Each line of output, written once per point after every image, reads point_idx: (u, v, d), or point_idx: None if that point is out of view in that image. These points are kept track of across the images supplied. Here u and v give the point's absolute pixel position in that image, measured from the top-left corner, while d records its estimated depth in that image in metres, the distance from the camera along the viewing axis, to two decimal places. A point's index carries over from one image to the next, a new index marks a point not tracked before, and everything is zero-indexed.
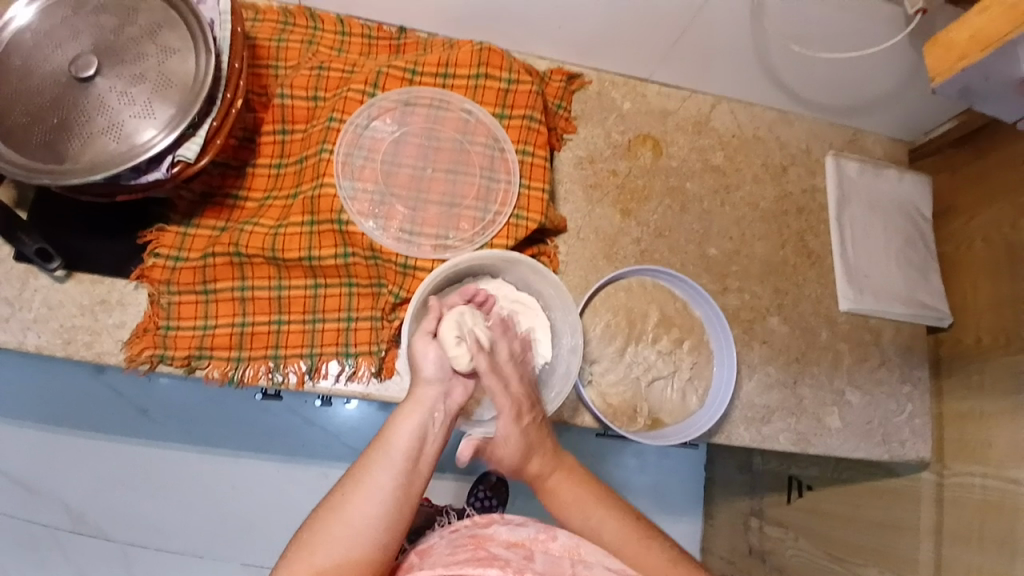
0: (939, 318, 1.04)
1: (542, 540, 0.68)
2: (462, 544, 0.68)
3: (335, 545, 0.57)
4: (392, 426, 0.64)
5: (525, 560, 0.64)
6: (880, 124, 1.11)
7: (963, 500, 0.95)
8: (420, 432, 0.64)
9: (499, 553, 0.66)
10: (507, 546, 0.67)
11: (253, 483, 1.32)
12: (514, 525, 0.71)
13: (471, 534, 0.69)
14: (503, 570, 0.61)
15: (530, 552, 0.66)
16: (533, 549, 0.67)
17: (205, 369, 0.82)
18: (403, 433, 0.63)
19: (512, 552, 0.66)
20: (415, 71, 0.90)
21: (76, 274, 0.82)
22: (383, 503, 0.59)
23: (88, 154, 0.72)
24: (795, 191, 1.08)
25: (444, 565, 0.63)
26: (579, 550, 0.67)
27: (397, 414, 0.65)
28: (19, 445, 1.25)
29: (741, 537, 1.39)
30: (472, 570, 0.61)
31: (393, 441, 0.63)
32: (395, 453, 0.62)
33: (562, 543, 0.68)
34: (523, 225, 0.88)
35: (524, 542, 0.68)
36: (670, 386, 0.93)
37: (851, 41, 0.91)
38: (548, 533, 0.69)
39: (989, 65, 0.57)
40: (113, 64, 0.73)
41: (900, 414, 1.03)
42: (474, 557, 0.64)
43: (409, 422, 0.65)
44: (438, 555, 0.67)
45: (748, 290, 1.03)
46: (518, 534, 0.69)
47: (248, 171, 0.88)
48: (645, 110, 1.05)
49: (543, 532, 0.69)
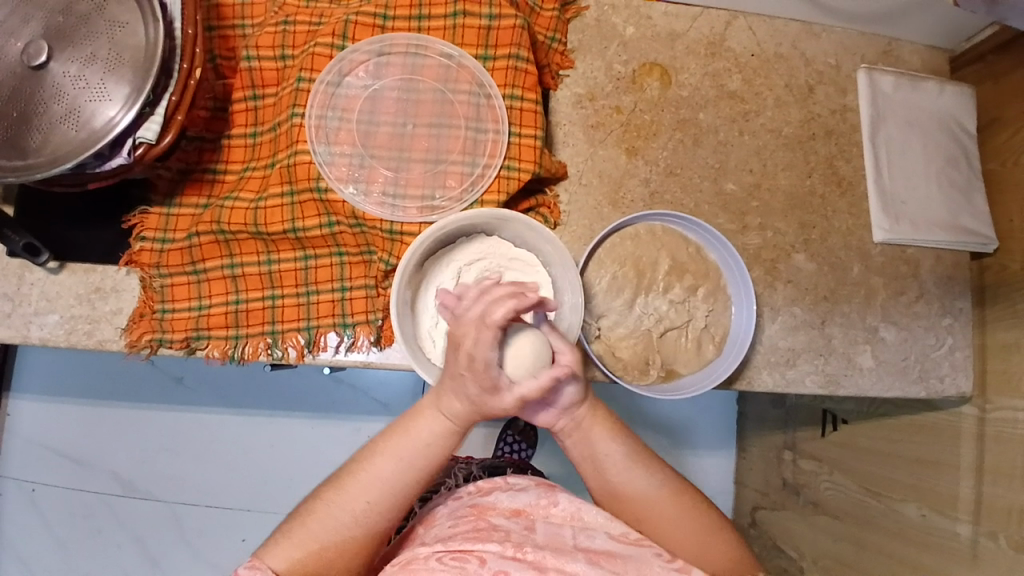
0: (983, 242, 0.95)
1: (544, 506, 0.70)
2: (463, 515, 0.69)
3: (329, 533, 0.62)
4: (412, 424, 0.65)
5: (526, 532, 0.66)
6: (919, 31, 0.98)
7: (1005, 437, 0.89)
8: (434, 438, 0.65)
9: (500, 523, 0.67)
10: (508, 515, 0.69)
11: (288, 440, 1.36)
12: (514, 491, 0.72)
13: (472, 505, 0.70)
14: (503, 544, 0.62)
15: (532, 521, 0.68)
16: (534, 517, 0.69)
17: (205, 350, 0.81)
18: (421, 435, 0.65)
19: (513, 522, 0.67)
20: (387, 15, 0.83)
21: (69, 265, 0.81)
22: (385, 502, 0.64)
23: (51, 144, 0.69)
24: (822, 112, 0.97)
25: (443, 541, 0.64)
26: (580, 514, 0.69)
27: (420, 410, 0.66)
28: (67, 423, 1.32)
29: (774, 472, 1.38)
30: (471, 546, 0.61)
31: (410, 438, 0.65)
32: (405, 454, 0.64)
33: (562, 507, 0.70)
34: (515, 177, 0.82)
35: (525, 510, 0.70)
36: (684, 335, 0.88)
37: None
38: (550, 498, 0.71)
39: None
40: (63, 46, 0.69)
41: (939, 348, 0.96)
42: (474, 528, 0.65)
43: (429, 423, 0.65)
44: (440, 527, 0.68)
45: (771, 227, 0.95)
46: (520, 501, 0.71)
47: (224, 143, 0.84)
48: (650, 34, 0.95)
49: (544, 497, 0.71)
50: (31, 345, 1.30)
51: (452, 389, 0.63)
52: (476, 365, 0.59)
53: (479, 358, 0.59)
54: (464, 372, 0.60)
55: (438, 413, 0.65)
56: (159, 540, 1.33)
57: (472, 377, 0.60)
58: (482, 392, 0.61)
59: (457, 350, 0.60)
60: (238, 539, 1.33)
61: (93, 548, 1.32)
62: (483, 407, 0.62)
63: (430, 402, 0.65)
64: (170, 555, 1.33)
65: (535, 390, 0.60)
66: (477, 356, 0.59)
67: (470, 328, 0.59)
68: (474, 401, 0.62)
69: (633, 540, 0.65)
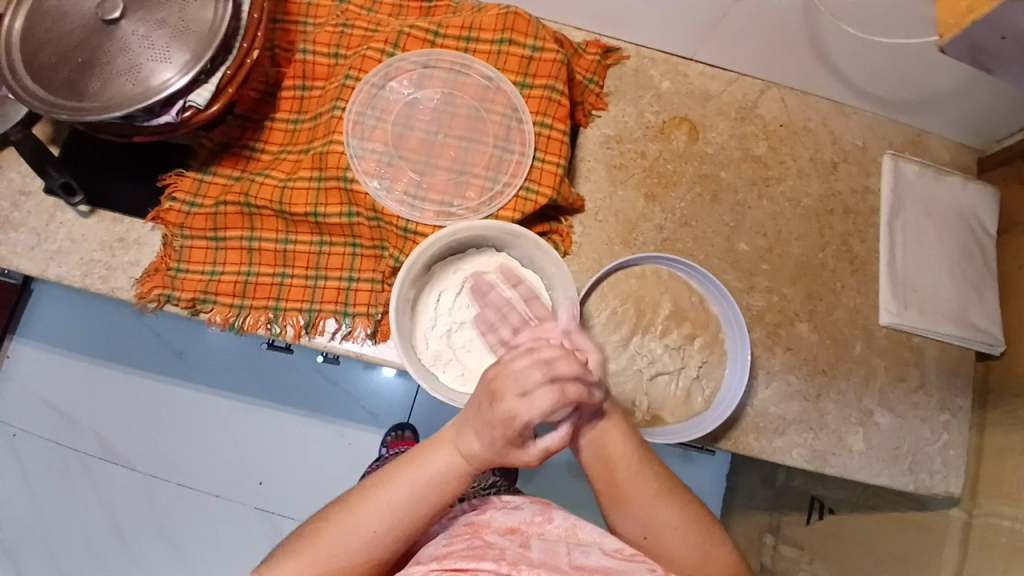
0: (990, 344, 0.95)
1: (537, 523, 0.69)
2: (459, 533, 0.67)
3: (338, 558, 0.61)
4: (428, 454, 0.64)
5: (520, 549, 0.64)
6: (950, 125, 1.01)
7: (989, 543, 0.86)
8: (453, 473, 0.64)
9: (495, 541, 0.65)
10: (503, 532, 0.67)
11: (275, 433, 1.36)
12: (510, 509, 0.71)
13: (468, 521, 0.69)
14: (499, 562, 0.60)
15: (527, 538, 0.67)
16: (529, 534, 0.68)
17: (209, 313, 0.84)
18: (438, 468, 0.64)
19: (508, 539, 0.66)
20: (438, 32, 0.87)
21: (98, 212, 0.86)
22: (395, 531, 0.62)
23: (108, 93, 0.74)
24: (843, 190, 0.99)
25: (438, 558, 0.62)
26: (575, 531, 0.68)
27: (437, 442, 0.65)
28: (67, 376, 1.35)
29: (755, 556, 1.35)
30: (466, 564, 0.59)
31: (428, 470, 0.64)
32: (419, 487, 0.63)
33: (558, 524, 0.69)
34: (532, 199, 0.84)
35: (519, 527, 0.68)
36: (674, 382, 0.88)
37: (891, 23, 0.82)
38: (545, 515, 0.70)
39: (1005, 23, 0.47)
40: (138, 8, 0.75)
41: (933, 443, 0.95)
42: (470, 546, 0.63)
43: (446, 457, 0.64)
44: (433, 547, 0.66)
45: (777, 292, 0.95)
46: (515, 519, 0.69)
47: (266, 125, 0.89)
48: (685, 90, 0.99)
49: (539, 515, 0.71)
50: (51, 290, 1.36)
51: (475, 432, 0.62)
52: (510, 424, 0.59)
53: (518, 420, 0.59)
54: (495, 426, 0.60)
55: (457, 449, 0.64)
56: (128, 510, 1.33)
57: (503, 433, 0.60)
58: (511, 443, 0.61)
59: (496, 403, 0.59)
60: (220, 534, 1.32)
61: (64, 506, 1.33)
62: (503, 455, 0.62)
63: (449, 436, 0.65)
64: (139, 529, 1.32)
65: (559, 443, 0.63)
66: (516, 415, 0.58)
67: (515, 387, 0.59)
68: (496, 451, 0.62)
69: (628, 556, 0.64)
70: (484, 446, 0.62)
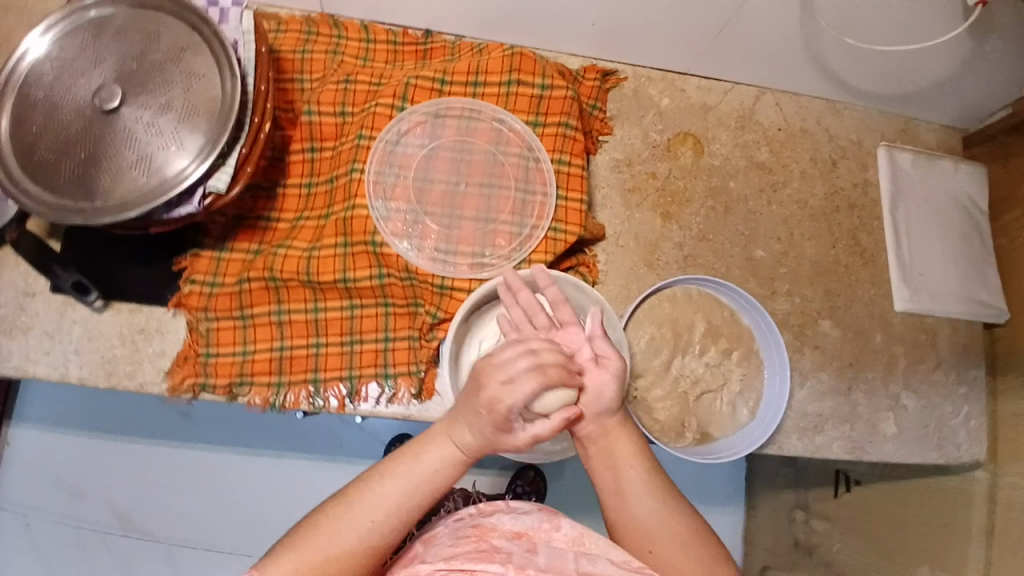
0: (995, 314, 1.00)
1: (546, 529, 0.65)
2: (463, 535, 0.64)
3: (333, 551, 0.59)
4: (422, 446, 0.64)
5: (528, 554, 0.61)
6: (933, 112, 1.05)
7: (1016, 504, 0.91)
8: (447, 464, 0.63)
9: (502, 545, 0.63)
10: (510, 537, 0.64)
11: (295, 483, 1.33)
12: (517, 512, 0.67)
13: (474, 524, 0.66)
14: (505, 566, 0.59)
15: (533, 544, 0.63)
16: (535, 540, 0.64)
17: (247, 396, 0.82)
18: (433, 459, 0.63)
19: (515, 544, 0.63)
20: (444, 80, 0.87)
21: (113, 304, 0.82)
22: (391, 523, 0.61)
23: (120, 188, 0.69)
24: (845, 185, 1.03)
25: (445, 558, 0.61)
26: (583, 538, 0.63)
27: (431, 434, 0.65)
28: (71, 453, 1.29)
29: (784, 532, 1.37)
30: (473, 567, 0.58)
31: (423, 460, 0.63)
32: (415, 478, 0.62)
33: (566, 531, 0.64)
34: (562, 238, 0.84)
35: (526, 532, 0.65)
36: (719, 399, 0.90)
37: (896, 31, 0.85)
38: (552, 521, 0.65)
39: None
40: (138, 92, 0.71)
41: (956, 416, 0.99)
42: (476, 549, 0.61)
43: (440, 448, 0.64)
44: (441, 546, 0.64)
45: (798, 293, 0.98)
46: (522, 523, 0.65)
47: (279, 192, 0.86)
48: (685, 105, 1.01)
49: (546, 520, 0.66)
50: None
51: (467, 421, 0.63)
52: (496, 409, 0.60)
53: (502, 404, 0.60)
54: (484, 415, 0.61)
55: (450, 440, 0.64)
56: None
57: (492, 420, 0.61)
58: (500, 429, 0.62)
59: (480, 391, 0.61)
60: None
61: None
62: (497, 443, 0.63)
63: (441, 429, 0.65)
64: None
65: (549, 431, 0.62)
66: (499, 400, 0.60)
67: (496, 371, 0.61)
68: (490, 439, 0.63)
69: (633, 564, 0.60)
70: (479, 437, 0.63)
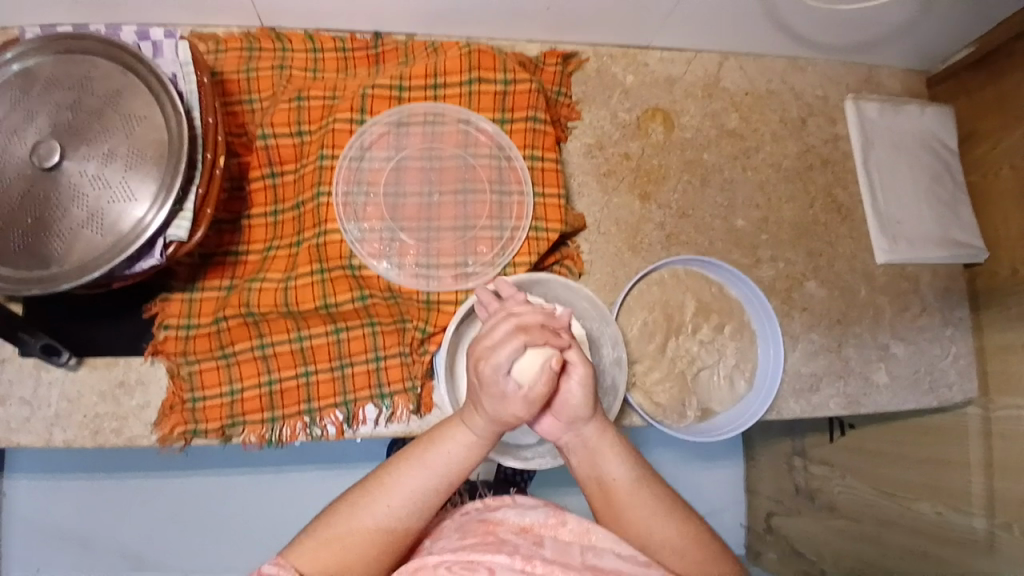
0: (974, 254, 1.00)
1: (552, 524, 0.60)
2: (471, 529, 0.60)
3: (356, 542, 0.57)
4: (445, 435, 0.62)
5: (534, 546, 0.57)
6: (894, 56, 1.04)
7: (1011, 434, 0.94)
8: (468, 454, 0.61)
9: (509, 538, 0.58)
10: (517, 531, 0.60)
11: (302, 496, 1.33)
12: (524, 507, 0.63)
13: (481, 518, 0.61)
14: (512, 557, 0.55)
15: (539, 537, 0.59)
16: (541, 533, 0.60)
17: (242, 435, 0.79)
18: (455, 448, 0.61)
19: (522, 538, 0.58)
20: (403, 86, 0.83)
21: (88, 360, 0.79)
22: (415, 513, 0.59)
23: (75, 250, 0.66)
24: (816, 143, 1.02)
25: (452, 551, 0.56)
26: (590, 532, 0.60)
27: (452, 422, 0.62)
28: (66, 504, 1.25)
29: (786, 480, 1.40)
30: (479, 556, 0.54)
31: (445, 448, 0.61)
32: (437, 467, 0.60)
33: (573, 526, 0.60)
34: (544, 237, 0.83)
35: (532, 528, 0.60)
36: (715, 373, 0.91)
37: None
38: (558, 516, 0.61)
39: None
40: (77, 144, 0.66)
41: (944, 357, 1.01)
42: (483, 542, 0.57)
43: (461, 438, 0.61)
44: (447, 540, 0.60)
45: (782, 258, 0.98)
46: (528, 517, 0.61)
47: (244, 224, 0.83)
48: (649, 80, 0.98)
49: (552, 516, 0.61)
50: None
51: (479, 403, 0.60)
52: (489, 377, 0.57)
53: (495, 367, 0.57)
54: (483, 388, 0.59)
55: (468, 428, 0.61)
56: None
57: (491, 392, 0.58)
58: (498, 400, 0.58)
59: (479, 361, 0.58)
60: None
61: None
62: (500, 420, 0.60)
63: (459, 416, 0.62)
64: None
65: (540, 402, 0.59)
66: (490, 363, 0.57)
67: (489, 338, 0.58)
68: (492, 416, 0.59)
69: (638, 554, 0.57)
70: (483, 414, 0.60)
